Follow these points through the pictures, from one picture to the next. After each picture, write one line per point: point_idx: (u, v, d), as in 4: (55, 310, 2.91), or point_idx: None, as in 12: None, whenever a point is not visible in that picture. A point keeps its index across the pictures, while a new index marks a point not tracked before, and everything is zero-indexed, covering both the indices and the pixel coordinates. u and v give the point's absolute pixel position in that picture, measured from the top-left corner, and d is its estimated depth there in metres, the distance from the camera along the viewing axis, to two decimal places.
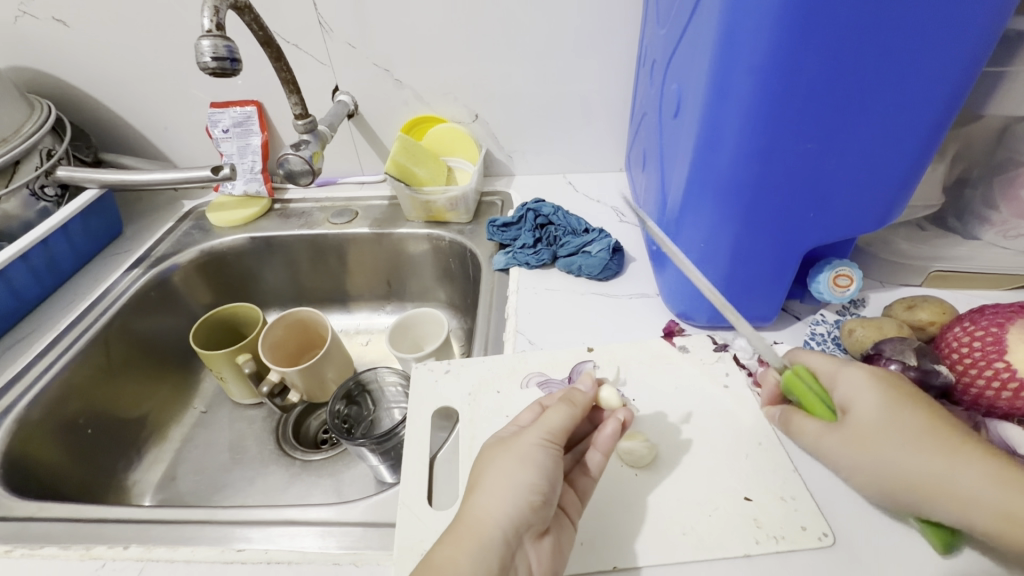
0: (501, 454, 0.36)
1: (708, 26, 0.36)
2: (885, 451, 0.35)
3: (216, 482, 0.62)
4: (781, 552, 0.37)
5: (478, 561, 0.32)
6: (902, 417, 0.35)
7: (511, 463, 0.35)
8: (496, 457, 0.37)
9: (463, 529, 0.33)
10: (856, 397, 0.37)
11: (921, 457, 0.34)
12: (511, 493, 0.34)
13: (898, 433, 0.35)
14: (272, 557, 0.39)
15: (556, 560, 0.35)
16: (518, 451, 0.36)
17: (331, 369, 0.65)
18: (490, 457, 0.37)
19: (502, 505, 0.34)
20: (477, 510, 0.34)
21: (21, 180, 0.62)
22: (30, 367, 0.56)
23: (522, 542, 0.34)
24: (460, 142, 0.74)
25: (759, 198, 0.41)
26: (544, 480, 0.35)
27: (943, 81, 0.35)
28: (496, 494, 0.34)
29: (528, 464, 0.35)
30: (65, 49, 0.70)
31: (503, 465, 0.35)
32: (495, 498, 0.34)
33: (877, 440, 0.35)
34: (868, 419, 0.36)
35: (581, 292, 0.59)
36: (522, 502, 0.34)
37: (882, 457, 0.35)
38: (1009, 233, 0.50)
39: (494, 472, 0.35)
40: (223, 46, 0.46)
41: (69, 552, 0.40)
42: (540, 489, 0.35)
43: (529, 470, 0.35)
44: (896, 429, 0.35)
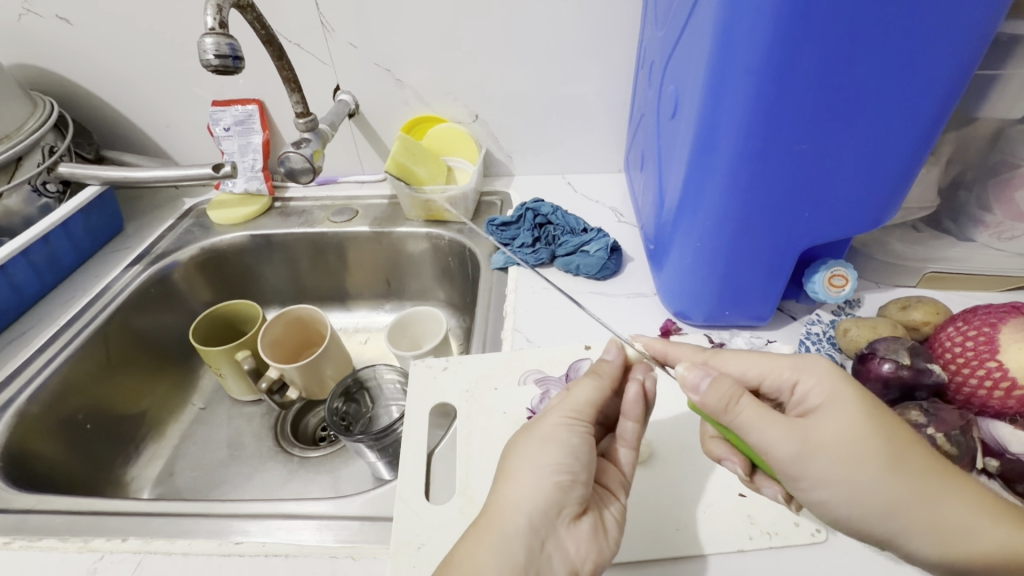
0: (528, 436, 0.37)
1: (705, 27, 0.36)
2: (865, 486, 0.31)
3: (214, 478, 0.62)
4: (774, 547, 0.37)
5: (501, 546, 0.32)
6: (878, 441, 0.31)
7: (532, 447, 0.36)
8: (519, 442, 0.37)
9: (487, 518, 0.34)
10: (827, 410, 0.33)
11: (896, 490, 0.30)
12: (536, 473, 0.34)
13: (872, 466, 0.31)
14: (269, 551, 0.39)
15: (598, 540, 0.35)
16: (547, 431, 0.36)
17: (331, 366, 0.65)
18: (515, 443, 0.37)
19: (526, 489, 0.34)
20: (499, 499, 0.34)
21: (23, 176, 0.63)
22: (30, 361, 0.57)
23: (556, 525, 0.34)
24: (460, 142, 0.74)
25: (756, 197, 0.41)
26: (573, 459, 0.35)
27: (936, 84, 0.35)
28: (517, 480, 0.35)
29: (554, 446, 0.35)
30: (68, 47, 0.71)
31: (528, 448, 0.36)
32: (518, 484, 0.34)
33: (847, 474, 0.31)
34: (838, 443, 0.31)
35: (580, 291, 0.59)
36: (547, 482, 0.34)
37: (857, 493, 0.31)
38: (1003, 235, 0.50)
39: (517, 458, 0.36)
40: (225, 44, 0.46)
41: (68, 544, 0.40)
42: (566, 468, 0.35)
43: (553, 450, 0.35)
44: (872, 456, 0.31)
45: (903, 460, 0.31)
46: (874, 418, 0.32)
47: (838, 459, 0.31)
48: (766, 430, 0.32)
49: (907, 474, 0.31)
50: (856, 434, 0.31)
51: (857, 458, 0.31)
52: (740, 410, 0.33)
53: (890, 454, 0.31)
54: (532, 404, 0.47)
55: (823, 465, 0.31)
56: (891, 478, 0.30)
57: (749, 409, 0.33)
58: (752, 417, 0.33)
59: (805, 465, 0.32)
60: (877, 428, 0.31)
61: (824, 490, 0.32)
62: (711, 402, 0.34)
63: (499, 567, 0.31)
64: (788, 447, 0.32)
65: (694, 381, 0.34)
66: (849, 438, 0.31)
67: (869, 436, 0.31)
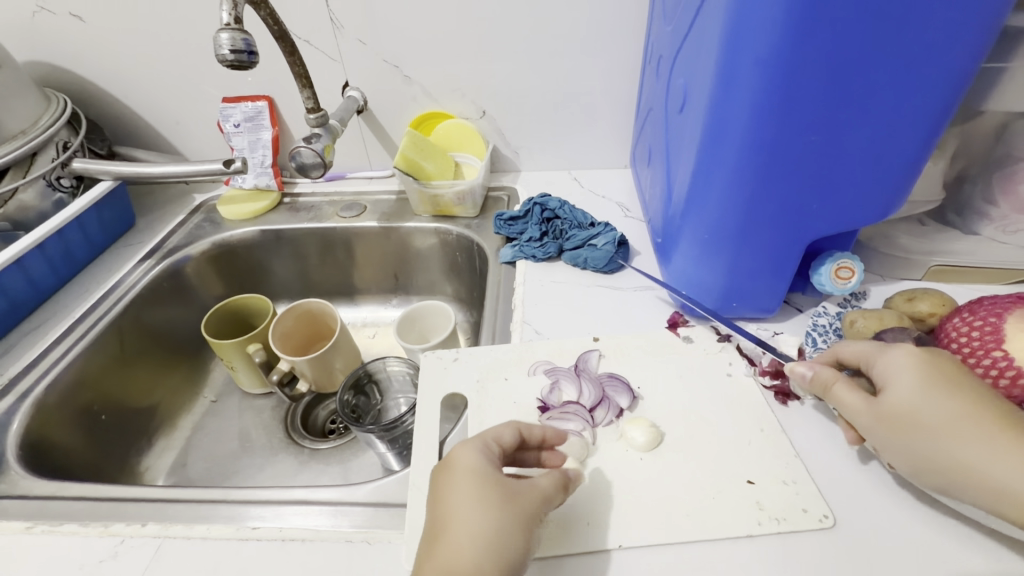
0: (488, 510, 0.33)
1: (716, 19, 0.36)
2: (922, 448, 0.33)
3: (227, 468, 0.63)
4: (782, 532, 0.37)
5: None
6: (937, 403, 0.33)
7: (494, 517, 0.33)
8: (476, 495, 0.34)
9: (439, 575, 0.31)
10: (896, 376, 0.36)
11: (949, 455, 0.32)
12: (492, 550, 0.32)
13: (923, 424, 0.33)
14: (286, 535, 0.40)
15: None
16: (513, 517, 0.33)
17: (340, 359, 0.66)
18: (467, 506, 0.34)
19: (481, 556, 0.32)
20: (453, 558, 0.32)
21: (38, 171, 0.64)
22: (47, 353, 0.57)
23: None
24: (468, 137, 0.75)
25: (763, 190, 0.42)
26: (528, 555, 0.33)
27: (943, 77, 0.36)
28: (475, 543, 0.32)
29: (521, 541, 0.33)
30: (81, 44, 0.72)
31: (490, 527, 0.33)
32: (473, 551, 0.32)
33: (905, 436, 0.34)
34: (900, 409, 0.34)
35: (587, 284, 0.60)
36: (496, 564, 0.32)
37: (917, 454, 0.34)
38: (1008, 228, 0.51)
39: (476, 513, 0.33)
40: (241, 39, 0.47)
41: (89, 529, 0.41)
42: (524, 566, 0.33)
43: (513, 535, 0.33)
44: (925, 418, 0.33)
45: (958, 422, 0.32)
46: (935, 383, 0.34)
47: (893, 418, 0.35)
48: (850, 410, 0.37)
49: (965, 438, 0.32)
50: (915, 400, 0.34)
51: (907, 421, 0.34)
52: (835, 392, 0.39)
53: (949, 414, 0.33)
54: (542, 395, 0.48)
55: (880, 427, 0.35)
56: (944, 439, 0.33)
57: (840, 388, 0.38)
58: (841, 394, 0.38)
59: (870, 431, 0.36)
60: (936, 391, 0.33)
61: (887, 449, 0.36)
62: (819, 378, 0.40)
63: None
64: (864, 413, 0.36)
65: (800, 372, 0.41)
66: (904, 405, 0.34)
67: (921, 400, 0.34)
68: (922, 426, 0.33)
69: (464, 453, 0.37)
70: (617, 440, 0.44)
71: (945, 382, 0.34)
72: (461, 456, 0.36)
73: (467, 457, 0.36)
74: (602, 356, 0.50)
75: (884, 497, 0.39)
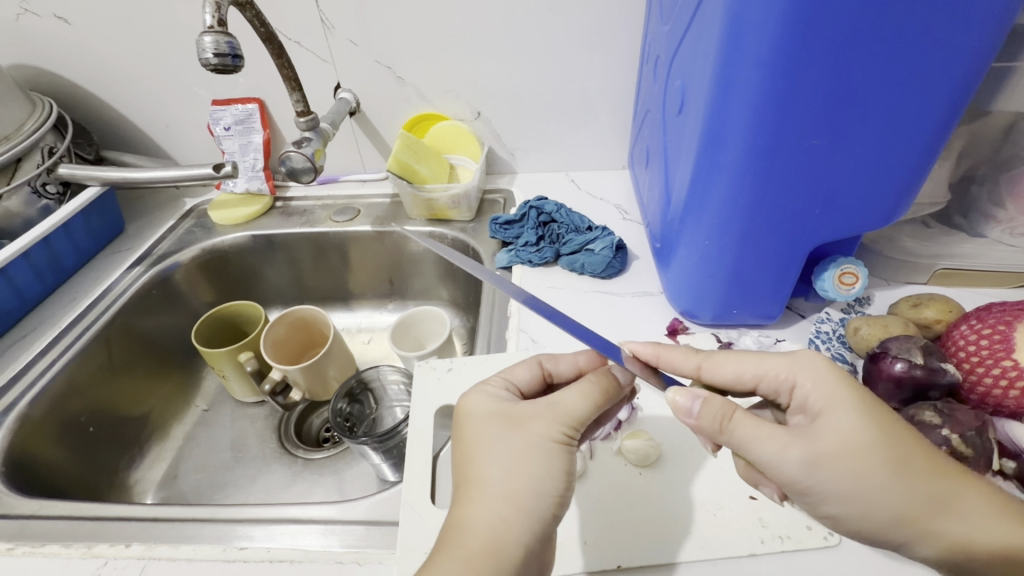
0: (514, 462, 0.32)
1: (713, 20, 0.35)
2: (891, 492, 0.29)
3: (217, 480, 0.62)
4: (786, 551, 0.36)
5: None
6: (885, 448, 0.29)
7: (523, 457, 0.32)
8: (499, 440, 0.34)
9: (479, 544, 0.30)
10: (832, 414, 0.30)
11: (910, 500, 0.29)
12: (530, 490, 0.32)
13: (880, 469, 0.29)
14: (273, 556, 0.39)
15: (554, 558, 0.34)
16: (528, 445, 0.33)
17: (334, 368, 0.65)
18: (489, 455, 0.33)
19: (519, 500, 0.31)
20: (485, 519, 0.31)
21: (22, 178, 0.62)
22: (32, 364, 0.56)
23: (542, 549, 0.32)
24: (463, 139, 0.73)
25: (762, 196, 0.41)
26: (563, 472, 0.32)
27: (951, 75, 0.34)
28: (509, 494, 0.31)
29: (542, 463, 0.32)
30: (66, 47, 0.70)
31: (504, 461, 0.32)
32: (511, 498, 0.31)
33: (859, 485, 0.29)
34: (843, 454, 0.29)
35: (584, 290, 0.59)
36: (538, 502, 0.32)
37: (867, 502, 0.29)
38: (1015, 231, 0.50)
39: (503, 457, 0.33)
40: (224, 42, 0.46)
41: (71, 550, 0.40)
42: (564, 473, 0.32)
43: (547, 471, 0.32)
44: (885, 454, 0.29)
45: (918, 465, 0.29)
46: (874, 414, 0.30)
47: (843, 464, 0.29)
48: (771, 451, 0.30)
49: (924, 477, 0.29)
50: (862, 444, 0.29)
51: (868, 461, 0.29)
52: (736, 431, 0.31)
53: (896, 461, 0.29)
54: None
55: (833, 474, 0.29)
56: (908, 481, 0.29)
57: (746, 424, 0.31)
58: (749, 432, 0.31)
59: (815, 477, 0.29)
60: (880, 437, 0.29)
61: (841, 493, 0.29)
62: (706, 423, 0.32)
63: None
64: (800, 457, 0.30)
65: (686, 405, 0.32)
66: (858, 442, 0.29)
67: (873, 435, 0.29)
68: (874, 474, 0.29)
69: (473, 402, 0.37)
70: (615, 454, 0.43)
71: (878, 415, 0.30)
72: (471, 404, 0.37)
73: (478, 409, 0.36)
74: None
75: None
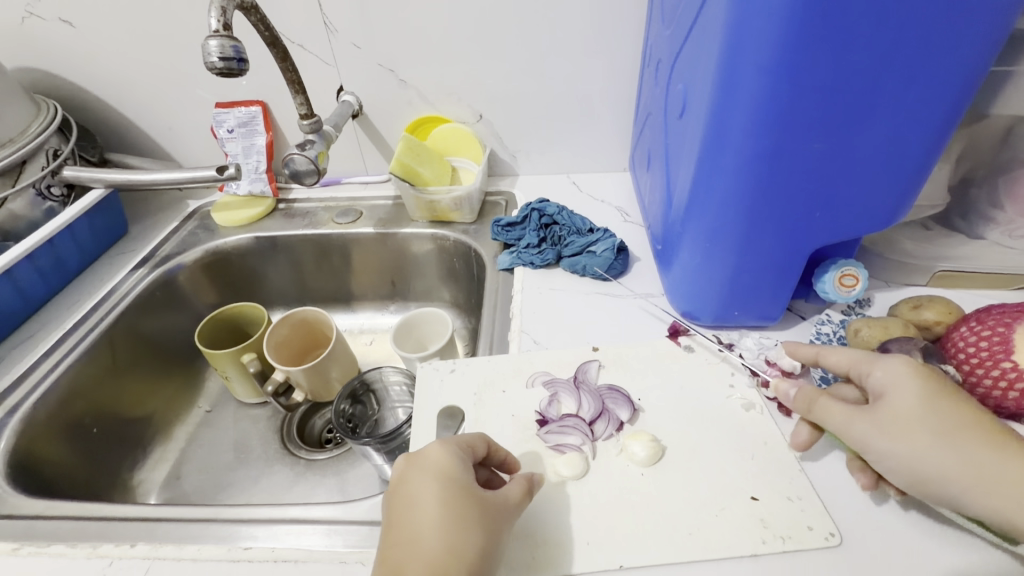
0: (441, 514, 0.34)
1: (715, 23, 0.35)
2: (947, 465, 0.32)
3: (221, 481, 0.62)
4: (788, 551, 0.36)
5: None
6: (937, 415, 0.33)
7: (444, 508, 0.34)
8: (433, 489, 0.35)
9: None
10: (895, 387, 0.35)
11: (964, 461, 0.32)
12: (443, 543, 0.32)
13: (932, 429, 0.33)
14: (278, 556, 0.39)
15: None
16: (452, 498, 0.35)
17: (336, 369, 0.65)
18: (421, 504, 0.34)
19: (431, 551, 0.32)
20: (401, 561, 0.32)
21: (28, 180, 0.63)
22: (37, 365, 0.57)
23: None
24: (465, 142, 0.74)
25: (765, 198, 0.41)
26: (476, 548, 0.33)
27: (951, 80, 0.35)
28: (423, 543, 0.33)
29: (455, 517, 0.34)
30: (71, 50, 0.71)
31: (429, 525, 0.33)
32: (425, 545, 0.32)
33: (913, 441, 0.33)
34: (906, 416, 0.34)
35: (586, 291, 0.59)
36: (448, 558, 0.32)
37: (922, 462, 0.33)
38: (1015, 233, 0.50)
39: (427, 508, 0.34)
40: (230, 46, 0.46)
41: (77, 550, 0.40)
42: (475, 537, 0.33)
43: (463, 531, 0.33)
44: (934, 426, 0.33)
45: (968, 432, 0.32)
46: (936, 390, 0.34)
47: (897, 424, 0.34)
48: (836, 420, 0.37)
49: (979, 450, 0.32)
50: (914, 411, 0.34)
51: (920, 432, 0.33)
52: (819, 407, 0.38)
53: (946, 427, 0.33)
54: (541, 406, 0.47)
55: (886, 434, 0.34)
56: (957, 446, 0.32)
57: (826, 402, 0.38)
58: (826, 407, 0.38)
59: (876, 436, 0.35)
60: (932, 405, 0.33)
61: (892, 457, 0.34)
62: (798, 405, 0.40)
63: None
64: (860, 420, 0.35)
65: (783, 394, 0.41)
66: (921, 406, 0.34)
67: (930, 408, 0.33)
68: (927, 434, 0.33)
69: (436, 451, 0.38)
70: (618, 455, 0.43)
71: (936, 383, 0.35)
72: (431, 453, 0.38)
73: (437, 455, 0.37)
74: (602, 366, 0.50)
75: (892, 513, 0.38)
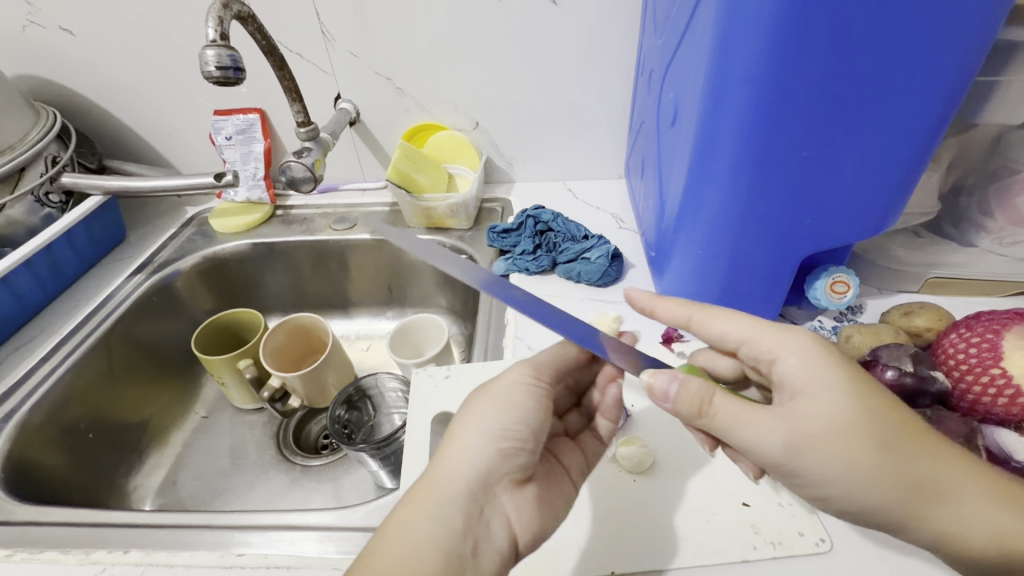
0: (485, 399, 0.36)
1: (705, 32, 0.36)
2: (870, 483, 0.31)
3: (216, 487, 0.62)
4: (778, 557, 0.36)
5: (430, 506, 0.32)
6: (865, 431, 0.31)
7: (482, 402, 0.36)
8: (477, 392, 0.38)
9: (427, 482, 0.33)
10: (812, 395, 0.32)
11: (888, 476, 0.31)
12: (484, 433, 0.34)
13: (860, 448, 0.31)
14: (271, 562, 0.39)
15: (540, 513, 0.36)
16: (495, 392, 0.37)
17: (332, 374, 0.65)
18: (468, 400, 0.37)
19: (471, 448, 0.34)
20: (445, 460, 0.34)
21: (26, 187, 0.63)
22: (33, 371, 0.57)
23: (496, 492, 0.34)
24: (461, 149, 0.74)
25: (755, 206, 0.41)
26: (519, 432, 0.35)
27: (937, 90, 0.35)
28: (463, 440, 0.34)
29: (500, 403, 0.36)
30: (71, 58, 0.71)
31: (475, 407, 0.36)
32: (466, 438, 0.34)
33: (840, 464, 0.31)
34: (826, 436, 0.31)
35: (580, 298, 0.59)
36: (493, 447, 0.34)
37: (851, 484, 0.31)
38: (1005, 240, 0.50)
39: (472, 404, 0.37)
40: (226, 56, 0.47)
41: (69, 556, 0.40)
42: (517, 417, 0.35)
43: (503, 411, 0.35)
44: (859, 445, 0.31)
45: (892, 442, 0.31)
46: (860, 400, 0.31)
47: (817, 443, 0.31)
48: (751, 435, 0.32)
49: (904, 461, 0.30)
50: (836, 424, 0.31)
51: (858, 453, 0.30)
52: (725, 413, 0.32)
53: (870, 443, 0.31)
54: None
55: (815, 457, 0.31)
56: (885, 463, 0.30)
57: (726, 410, 0.32)
58: (729, 417, 0.32)
59: (795, 458, 0.31)
60: (859, 417, 0.31)
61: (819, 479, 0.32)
62: (683, 408, 0.33)
63: (432, 522, 0.31)
64: (779, 442, 0.31)
65: (661, 393, 0.33)
66: (840, 421, 0.31)
67: (859, 421, 0.31)
68: (851, 452, 0.30)
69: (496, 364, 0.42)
70: (610, 461, 0.43)
71: (857, 386, 0.32)
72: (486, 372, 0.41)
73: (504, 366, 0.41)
74: None
75: None
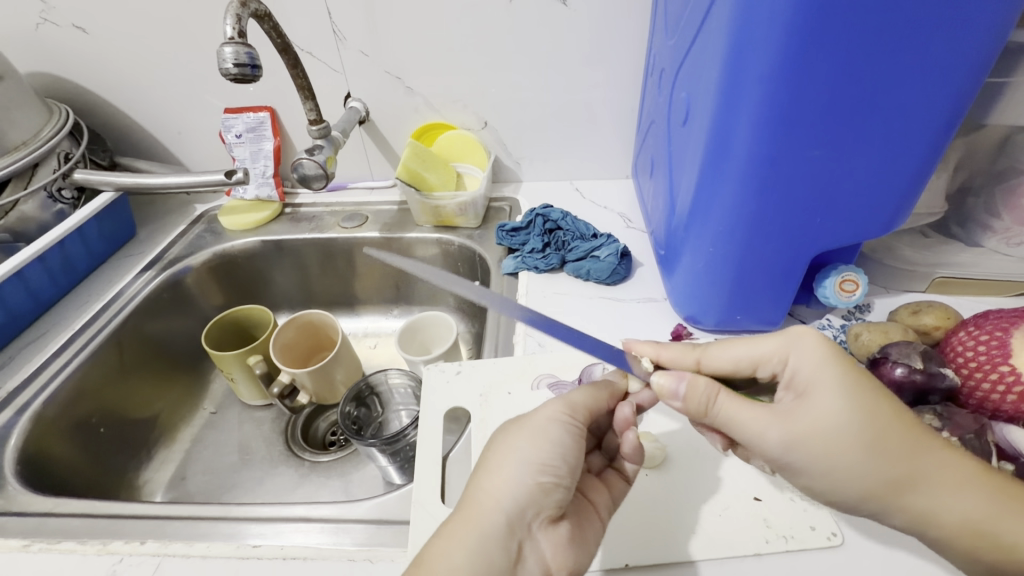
0: (521, 431, 0.37)
1: (718, 32, 0.36)
2: (858, 478, 0.32)
3: (226, 482, 0.62)
4: (790, 551, 0.37)
5: (472, 539, 0.32)
6: (857, 428, 0.31)
7: (519, 434, 0.36)
8: (511, 425, 0.38)
9: (464, 513, 0.34)
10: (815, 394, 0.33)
11: (877, 470, 0.31)
12: (521, 467, 0.34)
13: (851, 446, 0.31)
14: (286, 553, 0.39)
15: (576, 551, 0.35)
16: (531, 426, 0.37)
17: (342, 371, 0.66)
18: (503, 431, 0.37)
19: (507, 483, 0.34)
20: (480, 491, 0.34)
21: (39, 182, 0.63)
22: (45, 365, 0.57)
23: (532, 527, 0.34)
24: (470, 148, 0.75)
25: (766, 205, 0.42)
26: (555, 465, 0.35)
27: (948, 88, 0.36)
28: (499, 473, 0.34)
29: (537, 436, 0.36)
30: (83, 56, 0.72)
31: (510, 440, 0.36)
32: (501, 473, 0.34)
33: (828, 461, 0.32)
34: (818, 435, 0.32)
35: (590, 296, 0.60)
36: (529, 481, 0.34)
37: (837, 479, 0.32)
38: (1012, 241, 0.51)
39: (505, 437, 0.37)
40: (243, 53, 0.47)
41: (87, 547, 0.41)
42: (558, 450, 0.35)
43: (540, 447, 0.35)
44: (852, 442, 0.31)
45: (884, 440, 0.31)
46: (858, 399, 0.32)
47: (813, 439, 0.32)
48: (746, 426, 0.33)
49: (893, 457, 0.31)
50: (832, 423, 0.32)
51: (843, 452, 0.31)
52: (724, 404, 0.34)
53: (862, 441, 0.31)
54: None
55: (807, 453, 0.32)
56: (872, 458, 0.31)
57: (731, 404, 0.34)
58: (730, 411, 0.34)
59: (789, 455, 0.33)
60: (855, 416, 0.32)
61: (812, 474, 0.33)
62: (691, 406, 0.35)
63: (473, 561, 0.31)
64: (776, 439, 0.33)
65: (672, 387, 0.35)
66: (839, 420, 0.32)
67: (855, 418, 0.31)
68: (842, 449, 0.31)
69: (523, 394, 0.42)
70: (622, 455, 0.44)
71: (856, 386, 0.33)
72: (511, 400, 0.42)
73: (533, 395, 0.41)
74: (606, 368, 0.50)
75: None
